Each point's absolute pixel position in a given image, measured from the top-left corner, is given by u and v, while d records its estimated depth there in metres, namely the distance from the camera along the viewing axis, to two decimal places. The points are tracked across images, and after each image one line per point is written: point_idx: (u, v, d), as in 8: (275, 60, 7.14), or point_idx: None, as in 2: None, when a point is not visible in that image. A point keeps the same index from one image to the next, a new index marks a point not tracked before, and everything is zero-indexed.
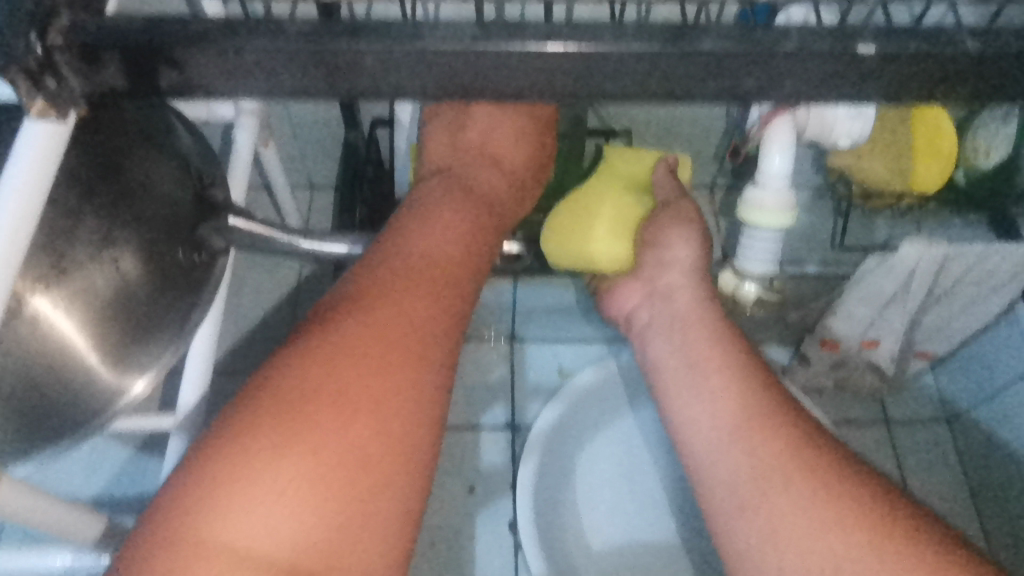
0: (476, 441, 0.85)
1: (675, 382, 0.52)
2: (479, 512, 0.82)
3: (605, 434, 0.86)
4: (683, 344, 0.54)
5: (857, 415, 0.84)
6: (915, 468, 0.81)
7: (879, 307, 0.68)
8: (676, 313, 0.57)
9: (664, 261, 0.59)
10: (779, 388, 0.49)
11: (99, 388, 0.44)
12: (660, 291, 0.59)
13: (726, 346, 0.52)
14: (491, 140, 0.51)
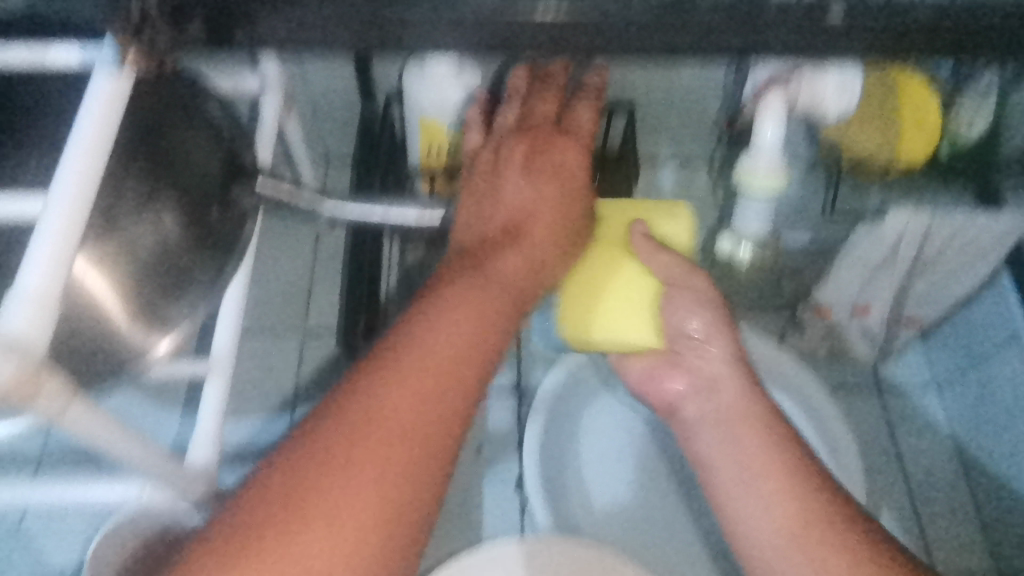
0: (484, 402, 0.90)
1: (730, 482, 0.58)
2: (489, 471, 0.87)
3: (610, 397, 0.88)
4: (725, 438, 0.60)
5: (849, 380, 0.88)
6: (902, 429, 0.85)
7: (868, 271, 0.75)
8: (723, 408, 0.62)
9: (698, 351, 0.64)
10: (818, 473, 0.56)
11: (127, 344, 0.45)
12: (704, 384, 0.64)
13: (761, 424, 0.59)
14: (495, 235, 0.56)
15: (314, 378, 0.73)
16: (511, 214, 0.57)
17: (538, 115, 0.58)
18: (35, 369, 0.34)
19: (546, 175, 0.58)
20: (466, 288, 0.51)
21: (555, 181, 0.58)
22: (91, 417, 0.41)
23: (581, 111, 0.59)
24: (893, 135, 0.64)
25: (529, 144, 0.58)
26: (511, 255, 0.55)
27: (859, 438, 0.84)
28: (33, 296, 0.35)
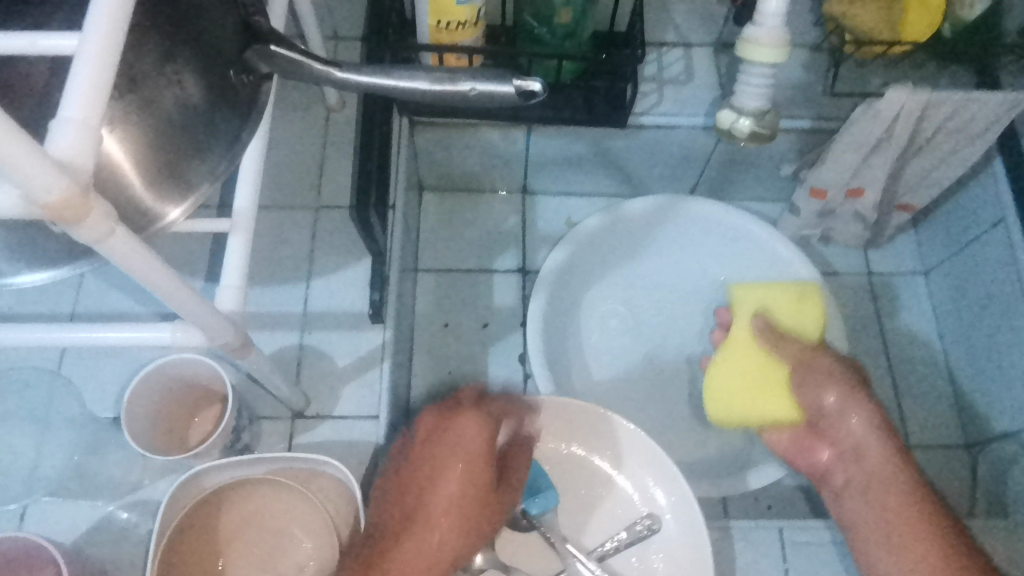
0: (490, 282, 0.95)
1: (879, 542, 0.62)
2: (494, 344, 0.92)
3: (606, 274, 0.92)
4: (877, 505, 0.64)
5: (842, 265, 0.92)
6: (888, 311, 0.90)
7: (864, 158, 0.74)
8: (867, 471, 0.67)
9: (841, 425, 0.70)
10: (937, 509, 0.62)
11: (139, 206, 0.44)
12: (848, 450, 0.69)
13: (909, 497, 0.63)
14: (401, 517, 0.54)
15: (326, 251, 0.76)
16: (426, 541, 0.53)
17: (458, 399, 0.60)
18: (83, 191, 0.30)
19: (443, 454, 0.55)
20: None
21: (452, 519, 0.54)
22: (153, 264, 0.37)
23: (465, 427, 0.56)
24: (897, 15, 0.67)
25: (436, 427, 0.57)
26: (416, 547, 0.52)
27: (845, 318, 0.89)
28: (78, 119, 0.29)
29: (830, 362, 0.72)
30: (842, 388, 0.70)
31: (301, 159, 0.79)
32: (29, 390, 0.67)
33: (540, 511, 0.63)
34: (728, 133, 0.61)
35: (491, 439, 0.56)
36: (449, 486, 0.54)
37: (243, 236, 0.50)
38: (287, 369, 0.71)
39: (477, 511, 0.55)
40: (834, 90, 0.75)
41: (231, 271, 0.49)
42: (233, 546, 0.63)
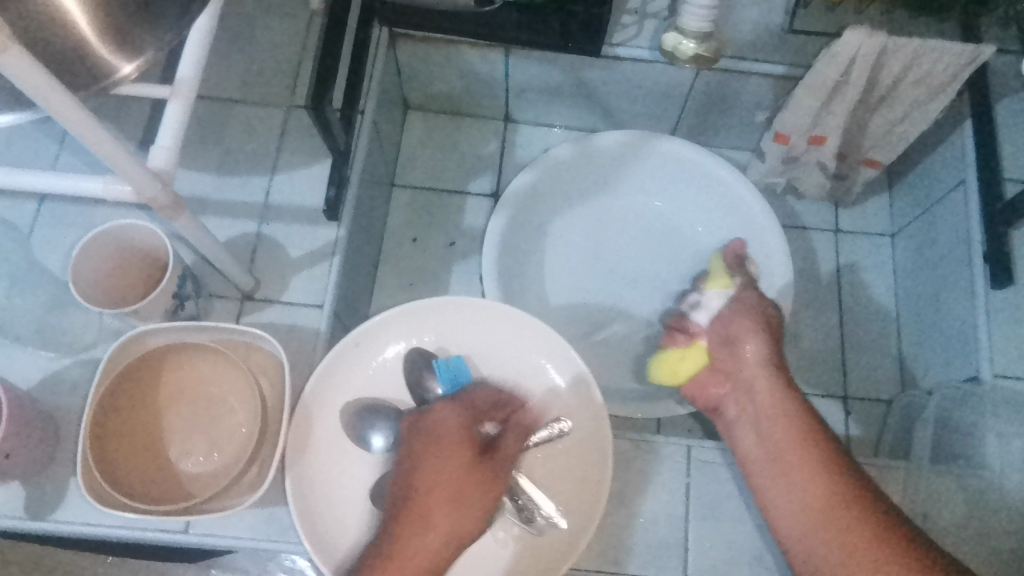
0: (462, 204, 0.94)
1: (771, 475, 0.62)
2: (458, 262, 0.92)
3: (574, 206, 0.94)
4: (767, 435, 0.64)
5: (812, 221, 0.93)
6: (850, 269, 0.92)
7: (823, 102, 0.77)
8: (757, 405, 0.66)
9: (740, 362, 0.69)
10: (826, 443, 0.62)
11: (95, 64, 0.42)
12: (741, 386, 0.68)
13: (800, 433, 0.63)
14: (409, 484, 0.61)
15: (294, 149, 0.79)
16: (435, 506, 0.60)
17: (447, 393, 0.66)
18: None
19: (427, 439, 0.63)
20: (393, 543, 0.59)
21: (446, 499, 0.60)
22: (62, 97, 0.42)
23: (442, 416, 0.64)
24: None
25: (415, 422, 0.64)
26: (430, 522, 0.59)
27: (800, 269, 0.91)
28: None
29: (750, 296, 0.73)
30: (747, 325, 0.70)
31: (277, 58, 0.81)
32: (4, 248, 0.72)
33: (456, 403, 0.69)
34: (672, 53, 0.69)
35: (467, 424, 0.64)
36: (448, 469, 0.61)
37: (180, 100, 0.56)
38: (242, 254, 0.75)
39: (473, 473, 0.61)
40: (790, 28, 0.79)
41: (163, 134, 0.55)
42: (170, 405, 0.69)
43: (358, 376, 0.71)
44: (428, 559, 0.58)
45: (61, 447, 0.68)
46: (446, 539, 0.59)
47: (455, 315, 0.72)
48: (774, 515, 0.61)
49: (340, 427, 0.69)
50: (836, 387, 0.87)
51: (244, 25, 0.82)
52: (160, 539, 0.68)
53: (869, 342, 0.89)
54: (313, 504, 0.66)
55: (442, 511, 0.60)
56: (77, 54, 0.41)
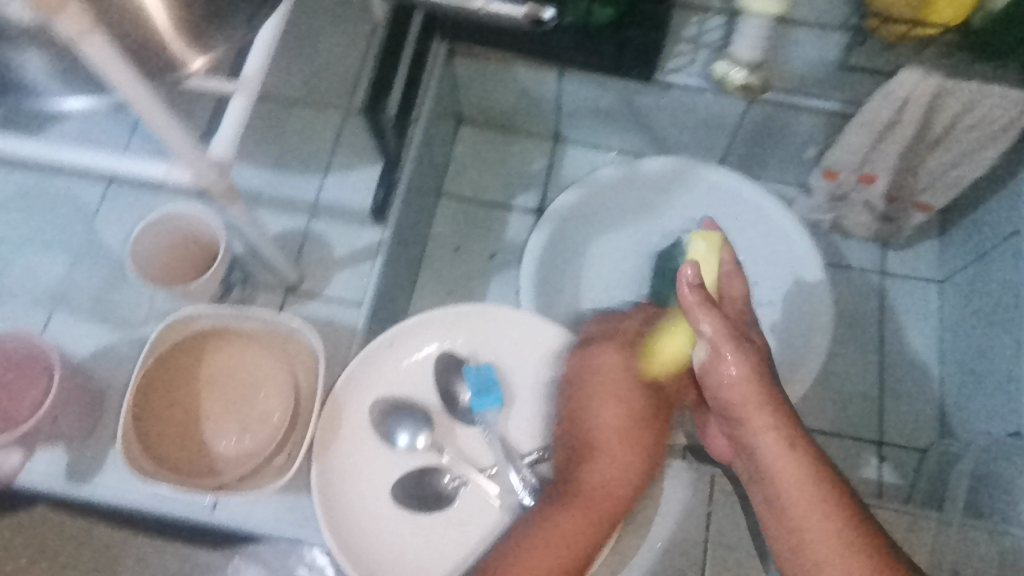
0: (506, 218, 0.95)
1: (788, 545, 0.59)
2: (497, 274, 0.93)
3: (615, 230, 0.94)
4: (782, 503, 0.60)
5: (859, 261, 0.92)
6: (895, 312, 0.90)
7: (874, 138, 0.77)
8: (767, 470, 0.60)
9: (733, 416, 0.64)
10: (849, 515, 0.58)
11: (170, 52, 0.45)
12: (746, 446, 0.63)
13: (819, 506, 0.58)
14: (586, 409, 0.68)
15: (348, 152, 0.81)
16: (620, 422, 0.67)
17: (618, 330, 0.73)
18: None
19: (593, 377, 0.69)
20: (589, 458, 0.66)
21: (624, 437, 0.67)
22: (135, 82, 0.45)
23: (605, 359, 0.69)
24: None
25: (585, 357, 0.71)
26: (613, 447, 0.66)
27: (842, 308, 0.90)
28: None
29: (738, 350, 0.62)
30: (749, 373, 0.61)
31: (339, 62, 0.84)
32: (71, 224, 0.76)
33: (484, 411, 0.71)
34: (721, 81, 0.83)
35: (636, 368, 0.69)
36: (610, 398, 0.68)
37: (247, 94, 0.60)
38: (290, 248, 0.78)
39: (643, 405, 0.68)
40: (845, 62, 0.81)
41: (224, 129, 0.59)
42: (208, 387, 0.71)
43: (389, 373, 0.72)
44: (608, 487, 0.64)
45: (104, 416, 0.71)
46: (628, 478, 0.65)
47: (487, 324, 0.74)
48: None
49: (368, 420, 0.71)
50: (871, 432, 0.85)
51: (310, 29, 0.85)
52: (188, 515, 0.71)
53: (909, 388, 0.87)
54: (336, 495, 0.68)
55: (622, 435, 0.66)
56: (153, 45, 0.45)
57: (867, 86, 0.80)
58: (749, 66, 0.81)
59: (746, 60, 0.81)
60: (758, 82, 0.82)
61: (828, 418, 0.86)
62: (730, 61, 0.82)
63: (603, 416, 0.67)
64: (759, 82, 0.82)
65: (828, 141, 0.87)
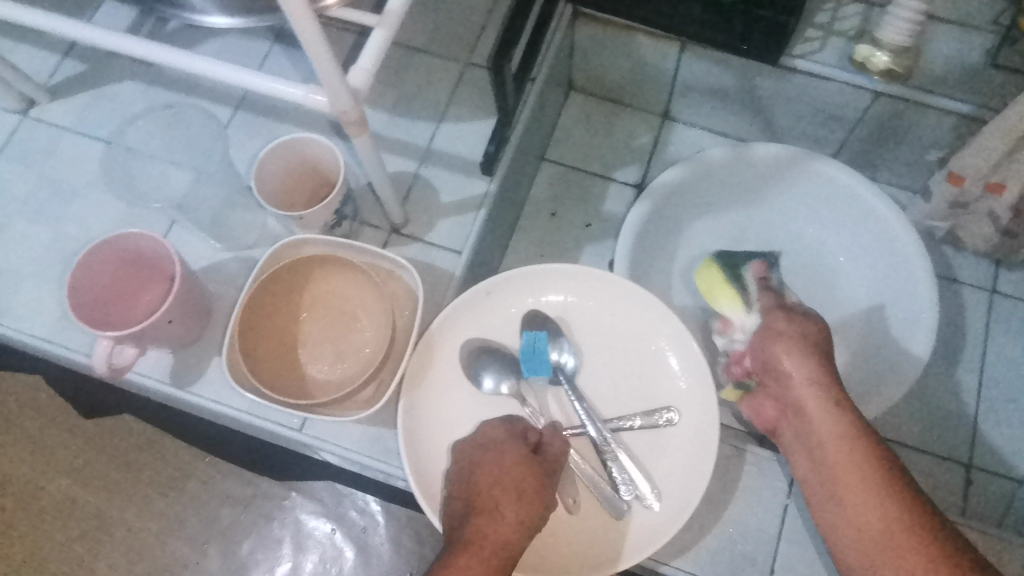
0: (605, 189, 0.95)
1: (822, 497, 0.61)
2: (590, 244, 0.92)
3: (712, 214, 0.93)
4: (816, 455, 0.62)
5: (969, 276, 0.88)
6: (1001, 335, 0.86)
7: (1010, 145, 0.73)
8: (808, 424, 0.63)
9: (782, 381, 0.65)
10: (881, 462, 0.59)
11: None
12: (790, 405, 0.65)
13: (851, 455, 0.60)
14: (470, 485, 0.62)
15: (463, 102, 0.82)
16: (493, 502, 0.59)
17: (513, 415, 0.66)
18: None
19: (484, 452, 0.63)
20: (466, 535, 0.57)
21: (502, 497, 0.60)
22: None
23: (495, 432, 0.64)
24: None
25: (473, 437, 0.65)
26: (491, 522, 0.58)
27: (944, 321, 0.86)
28: None
29: (786, 320, 0.67)
30: (792, 345, 0.65)
31: (464, 15, 0.85)
32: (200, 140, 0.80)
33: (531, 378, 0.72)
34: (863, 64, 0.81)
35: (514, 435, 0.64)
36: (497, 464, 0.62)
37: (388, 28, 0.63)
38: (398, 189, 0.79)
39: (514, 483, 0.60)
40: (991, 61, 0.79)
41: (365, 57, 0.62)
42: (309, 310, 0.74)
43: (481, 321, 0.73)
44: (493, 535, 0.57)
45: (211, 325, 0.74)
46: (502, 539, 0.57)
47: (582, 285, 0.74)
48: (828, 538, 0.60)
49: (457, 361, 0.72)
50: (959, 451, 0.82)
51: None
52: (277, 431, 0.73)
53: (1008, 413, 0.83)
54: (419, 432, 0.69)
55: (499, 515, 0.59)
56: None
57: (1010, 88, 0.78)
58: (891, 51, 0.78)
59: (890, 45, 0.78)
60: (894, 71, 0.79)
61: (915, 430, 0.83)
62: (872, 45, 0.79)
63: (482, 489, 0.60)
64: (902, 67, 0.79)
65: (954, 146, 0.84)
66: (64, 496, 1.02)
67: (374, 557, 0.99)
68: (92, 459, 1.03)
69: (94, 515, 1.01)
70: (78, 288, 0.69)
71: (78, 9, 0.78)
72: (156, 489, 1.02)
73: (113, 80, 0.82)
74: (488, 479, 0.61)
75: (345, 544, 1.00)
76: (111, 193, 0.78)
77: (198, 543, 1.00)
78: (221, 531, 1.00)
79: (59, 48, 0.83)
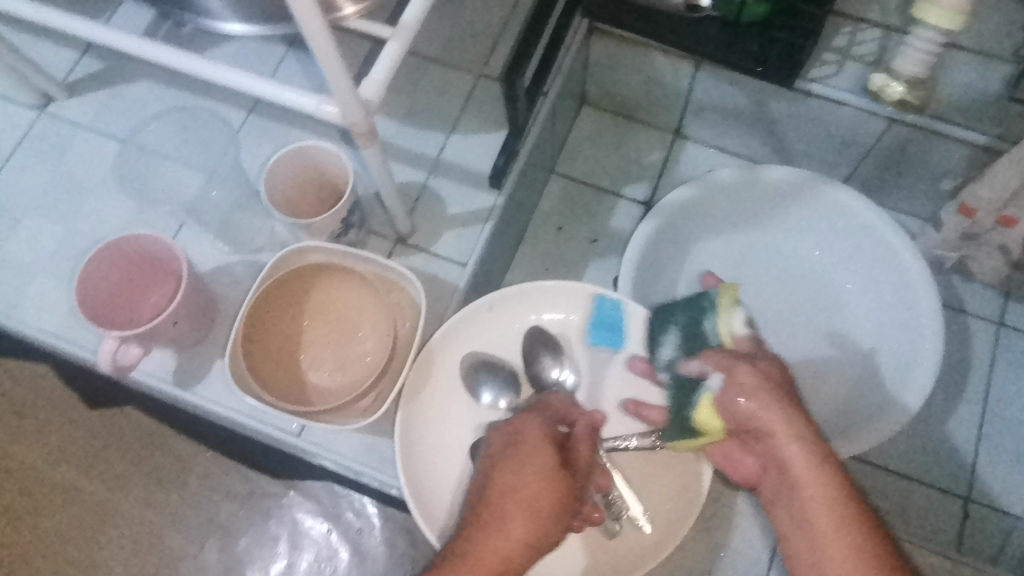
0: (612, 205, 0.95)
1: (805, 558, 0.59)
2: (595, 260, 0.92)
3: (719, 236, 0.93)
4: (799, 513, 0.60)
5: (978, 307, 0.88)
6: (1008, 369, 0.85)
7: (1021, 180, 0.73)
8: (790, 482, 0.61)
9: (761, 435, 0.63)
10: (865, 524, 0.58)
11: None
12: (772, 461, 0.63)
13: (833, 514, 0.59)
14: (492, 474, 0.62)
15: (473, 114, 0.82)
16: (513, 500, 0.59)
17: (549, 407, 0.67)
18: None
19: (513, 442, 0.63)
20: (480, 533, 0.58)
21: (521, 499, 0.59)
22: None
23: (528, 424, 0.64)
24: None
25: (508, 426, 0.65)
26: (505, 523, 0.58)
27: (950, 352, 0.86)
28: None
29: (750, 372, 0.63)
30: (765, 398, 0.62)
31: (480, 27, 0.85)
32: (214, 144, 0.80)
33: (597, 347, 0.74)
34: (878, 93, 0.80)
35: (547, 431, 0.63)
36: (522, 457, 0.62)
37: (401, 41, 0.63)
38: (406, 199, 0.79)
39: (539, 486, 0.60)
40: (1011, 95, 0.76)
41: (378, 68, 0.62)
42: (313, 317, 0.74)
43: (482, 335, 0.74)
44: (492, 553, 0.57)
45: (216, 328, 0.75)
46: (515, 541, 0.58)
47: (585, 304, 0.75)
48: None
49: (457, 376, 0.73)
50: (959, 484, 0.82)
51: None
52: (276, 435, 0.74)
53: (1009, 448, 0.83)
54: (415, 443, 0.70)
55: (515, 517, 0.59)
56: None
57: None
58: (910, 82, 0.77)
59: (909, 75, 0.77)
60: (908, 100, 0.78)
61: (914, 460, 0.83)
62: (891, 74, 0.78)
63: (503, 484, 0.61)
64: (919, 98, 0.78)
65: (968, 176, 0.83)
66: (67, 484, 1.03)
67: (369, 559, 0.99)
68: (95, 450, 1.04)
69: (94, 505, 1.02)
70: (86, 288, 0.70)
71: (97, 8, 0.79)
72: (157, 482, 1.03)
73: (130, 80, 0.82)
74: (510, 476, 0.61)
75: (341, 544, 1.00)
76: (123, 193, 0.79)
77: (196, 537, 1.01)
78: (219, 526, 1.01)
79: (78, 46, 0.84)
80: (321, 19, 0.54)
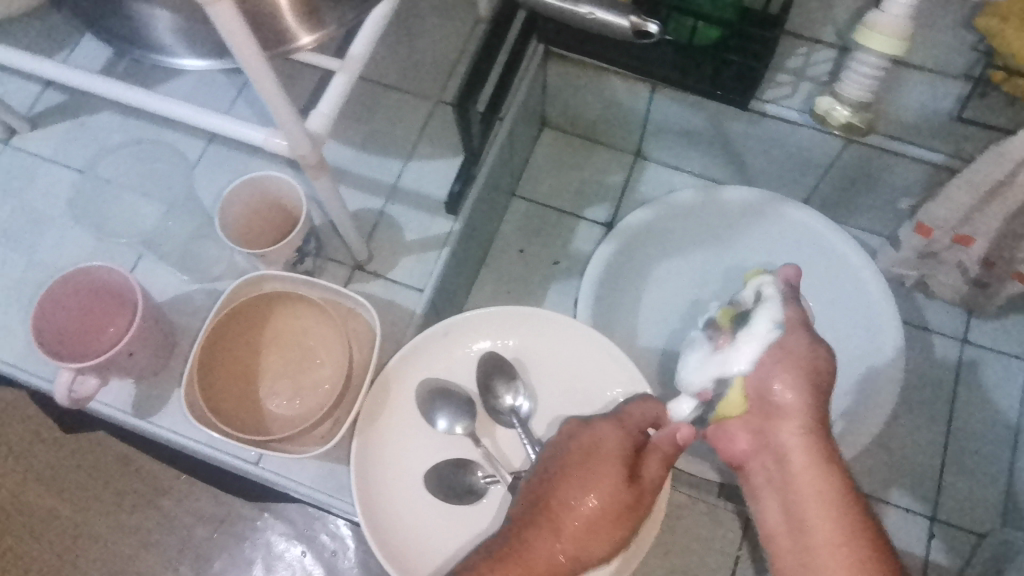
0: (575, 226, 0.95)
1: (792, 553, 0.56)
2: (557, 283, 0.93)
3: (686, 256, 0.92)
4: (792, 505, 0.57)
5: (941, 325, 0.87)
6: (972, 386, 0.85)
7: (973, 201, 0.73)
8: (786, 471, 0.58)
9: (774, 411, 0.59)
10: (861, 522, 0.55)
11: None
12: (770, 447, 0.59)
13: (831, 509, 0.56)
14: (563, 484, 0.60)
15: (430, 141, 0.83)
16: (579, 519, 0.59)
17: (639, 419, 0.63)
18: None
19: (593, 456, 0.61)
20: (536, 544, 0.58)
21: (587, 522, 0.59)
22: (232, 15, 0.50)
23: (609, 439, 0.62)
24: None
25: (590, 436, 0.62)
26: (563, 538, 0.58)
27: (914, 369, 0.86)
28: None
29: (801, 342, 0.61)
30: (796, 377, 0.59)
31: (437, 55, 0.86)
32: (173, 175, 0.81)
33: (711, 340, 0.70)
34: (824, 117, 0.79)
35: (631, 455, 0.61)
36: (598, 479, 0.60)
37: (346, 74, 0.64)
38: (363, 226, 0.80)
39: (611, 514, 0.59)
40: (960, 115, 0.77)
41: (324, 102, 0.63)
42: (271, 347, 0.75)
43: (440, 362, 0.74)
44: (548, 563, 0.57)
45: (173, 358, 0.75)
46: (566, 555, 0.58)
47: (537, 326, 0.75)
48: None
49: (414, 403, 0.73)
50: (925, 501, 0.81)
51: (415, 19, 0.87)
52: (234, 463, 0.74)
53: (976, 465, 0.82)
54: (371, 470, 0.69)
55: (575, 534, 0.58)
56: None
57: (978, 140, 0.78)
58: (854, 105, 0.77)
59: (852, 99, 0.77)
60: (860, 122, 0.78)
61: (880, 477, 0.82)
62: (836, 97, 0.77)
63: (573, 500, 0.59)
64: (864, 121, 0.78)
65: (925, 195, 0.83)
66: (40, 511, 1.03)
67: None
68: (67, 476, 1.04)
69: (66, 530, 1.02)
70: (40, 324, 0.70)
71: (56, 44, 0.80)
72: (129, 507, 1.03)
73: (92, 112, 0.83)
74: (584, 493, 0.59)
75: (314, 567, 1.00)
76: (81, 225, 0.79)
77: (169, 560, 1.01)
78: (192, 549, 1.01)
79: (40, 79, 0.85)
80: (260, 57, 0.55)
